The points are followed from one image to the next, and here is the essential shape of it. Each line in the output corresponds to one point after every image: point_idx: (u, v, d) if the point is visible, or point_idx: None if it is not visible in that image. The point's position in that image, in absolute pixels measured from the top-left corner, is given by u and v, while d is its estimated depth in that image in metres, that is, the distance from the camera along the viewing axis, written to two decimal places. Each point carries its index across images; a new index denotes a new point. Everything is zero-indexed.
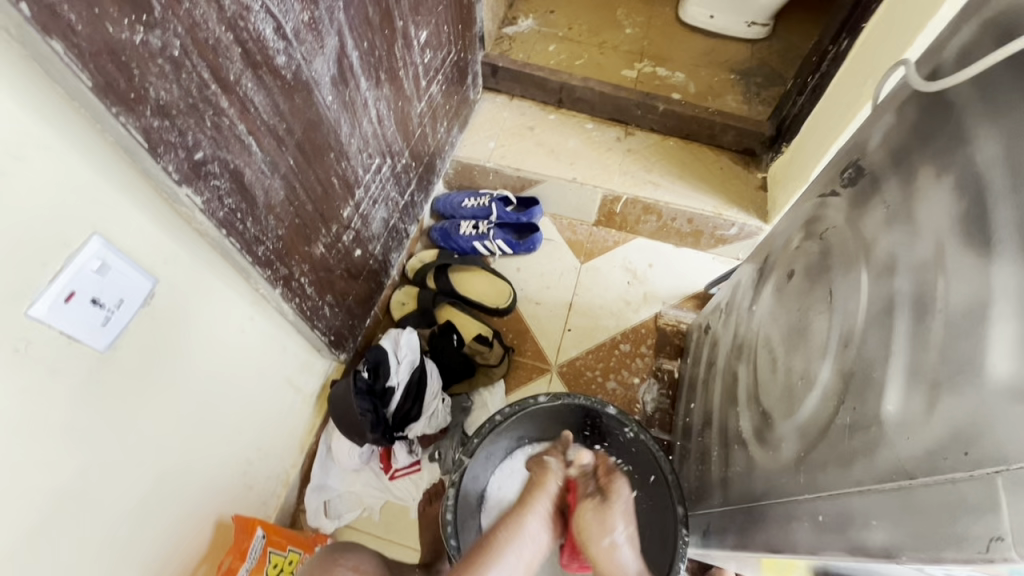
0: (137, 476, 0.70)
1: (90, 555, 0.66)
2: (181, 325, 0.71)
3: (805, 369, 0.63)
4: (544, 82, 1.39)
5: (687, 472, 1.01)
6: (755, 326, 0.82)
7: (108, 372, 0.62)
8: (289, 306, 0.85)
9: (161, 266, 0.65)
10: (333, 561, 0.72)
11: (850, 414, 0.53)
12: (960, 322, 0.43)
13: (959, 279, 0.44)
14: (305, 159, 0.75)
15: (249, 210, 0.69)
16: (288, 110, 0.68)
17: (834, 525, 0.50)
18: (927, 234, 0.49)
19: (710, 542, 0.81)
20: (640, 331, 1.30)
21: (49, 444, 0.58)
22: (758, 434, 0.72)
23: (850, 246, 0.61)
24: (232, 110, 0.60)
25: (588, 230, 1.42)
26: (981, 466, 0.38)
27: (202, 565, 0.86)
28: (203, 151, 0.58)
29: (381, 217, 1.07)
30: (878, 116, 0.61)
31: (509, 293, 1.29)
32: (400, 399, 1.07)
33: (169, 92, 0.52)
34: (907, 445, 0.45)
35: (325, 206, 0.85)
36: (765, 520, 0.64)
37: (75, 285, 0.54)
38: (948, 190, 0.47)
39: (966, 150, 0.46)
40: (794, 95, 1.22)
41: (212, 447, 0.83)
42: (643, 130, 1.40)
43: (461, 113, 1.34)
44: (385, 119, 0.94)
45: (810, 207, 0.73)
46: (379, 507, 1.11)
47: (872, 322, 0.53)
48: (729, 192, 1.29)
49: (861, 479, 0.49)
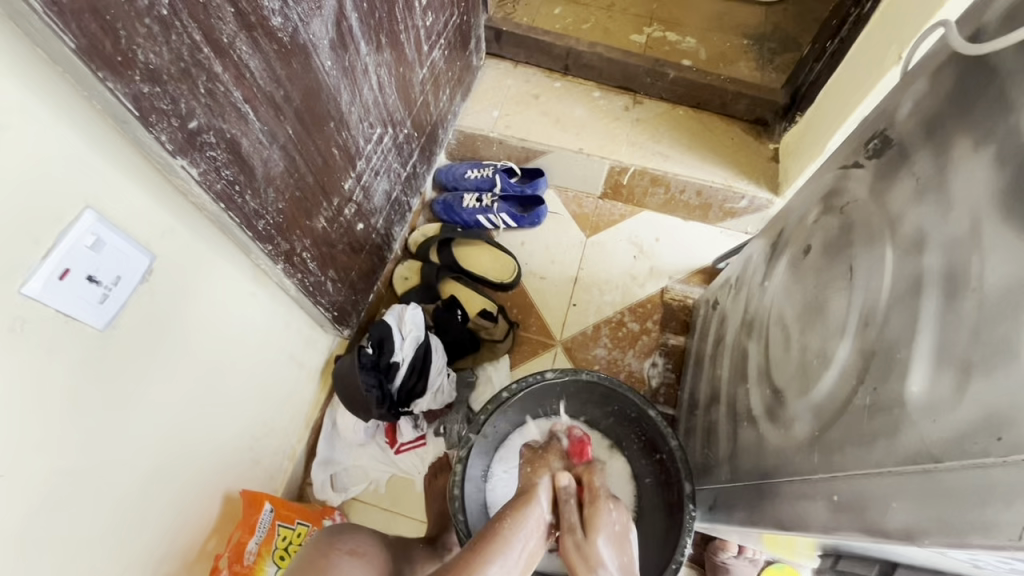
0: (141, 454, 0.69)
1: (100, 532, 0.66)
2: (181, 301, 0.69)
3: (821, 347, 0.62)
4: (550, 47, 1.34)
5: (692, 448, 1.01)
6: (766, 303, 0.80)
7: (107, 351, 0.60)
8: (291, 281, 0.83)
9: (159, 242, 0.63)
10: (329, 544, 0.70)
11: (871, 394, 0.52)
12: (997, 303, 0.41)
13: (997, 257, 0.42)
14: (304, 129, 0.72)
15: (248, 182, 0.66)
16: (285, 76, 0.65)
17: (854, 506, 0.49)
18: (960, 209, 0.47)
19: (716, 516, 0.82)
20: (647, 306, 1.29)
21: (49, 424, 0.56)
22: (769, 411, 0.71)
23: (874, 221, 0.58)
24: (226, 76, 0.57)
25: (594, 203, 1.39)
26: (1016, 452, 0.37)
27: (212, 540, 0.86)
28: (198, 120, 0.55)
29: (383, 189, 1.04)
30: (908, 84, 0.58)
31: (513, 268, 1.26)
32: (404, 374, 1.06)
33: (158, 56, 0.49)
34: (933, 428, 0.44)
35: (326, 177, 0.82)
36: (776, 497, 0.64)
37: (70, 262, 0.52)
38: (987, 163, 0.45)
39: (1010, 119, 0.44)
40: (811, 62, 1.17)
41: (218, 422, 0.83)
42: (653, 98, 1.35)
43: (463, 80, 1.29)
44: (386, 86, 0.90)
45: (830, 179, 0.70)
46: (384, 481, 1.11)
47: (896, 301, 0.51)
48: (740, 163, 1.26)
49: (881, 460, 0.48)
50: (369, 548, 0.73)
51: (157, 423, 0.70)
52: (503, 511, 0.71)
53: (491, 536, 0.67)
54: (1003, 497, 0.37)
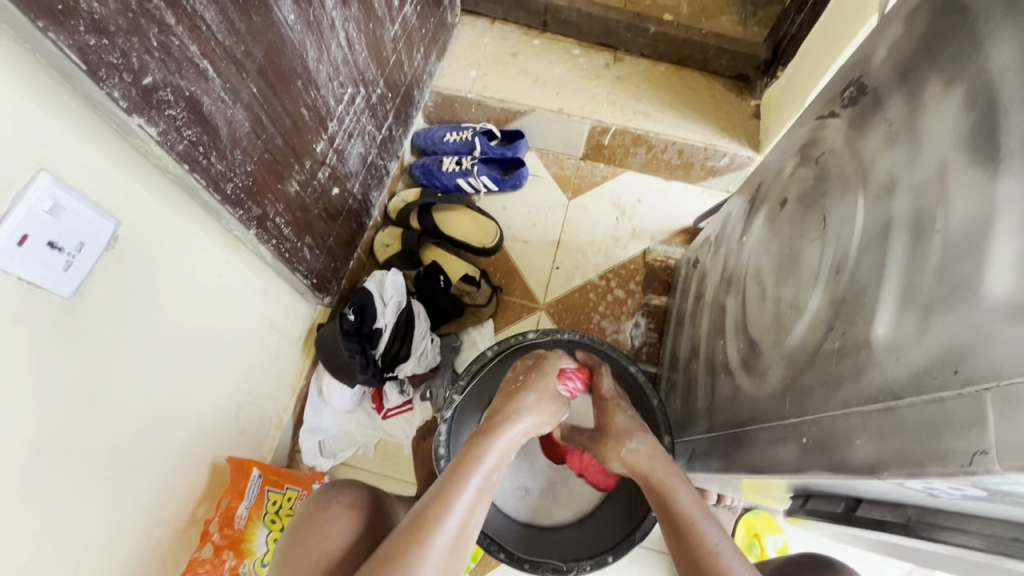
0: (121, 423, 0.69)
1: (85, 501, 0.66)
2: (152, 268, 0.68)
3: (795, 298, 0.63)
4: (527, 2, 1.29)
5: (673, 403, 1.03)
6: (744, 257, 0.81)
7: (75, 320, 0.59)
8: (266, 248, 0.82)
9: (124, 207, 0.61)
10: (328, 499, 0.70)
11: (839, 339, 0.53)
12: (961, 243, 0.42)
13: (961, 198, 0.42)
14: (269, 88, 0.69)
15: (212, 143, 0.64)
16: (245, 30, 0.62)
17: (820, 445, 0.51)
18: (929, 152, 0.47)
19: (695, 466, 0.85)
20: (630, 267, 1.29)
21: (18, 395, 0.55)
22: (745, 362, 0.72)
23: (848, 169, 0.58)
24: (180, 28, 0.54)
25: (576, 164, 1.38)
26: (972, 384, 0.38)
27: (202, 505, 0.88)
28: (152, 76, 0.53)
29: (358, 152, 1.01)
30: (885, 28, 0.57)
31: (495, 232, 1.26)
32: (387, 340, 1.06)
33: (103, 5, 0.46)
34: (896, 366, 0.45)
35: (297, 139, 0.79)
36: (749, 444, 0.66)
37: (28, 228, 0.50)
38: (955, 105, 0.45)
39: (979, 59, 0.43)
40: (793, 13, 1.15)
41: (201, 391, 0.83)
42: (633, 55, 1.32)
43: (438, 38, 1.25)
44: (355, 43, 0.87)
45: (808, 130, 0.70)
46: (373, 445, 1.13)
47: (867, 246, 0.52)
48: (721, 120, 1.25)
49: (847, 401, 0.49)
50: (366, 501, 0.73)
51: (135, 392, 0.70)
52: (471, 453, 0.64)
53: (460, 477, 0.61)
54: (953, 427, 0.38)
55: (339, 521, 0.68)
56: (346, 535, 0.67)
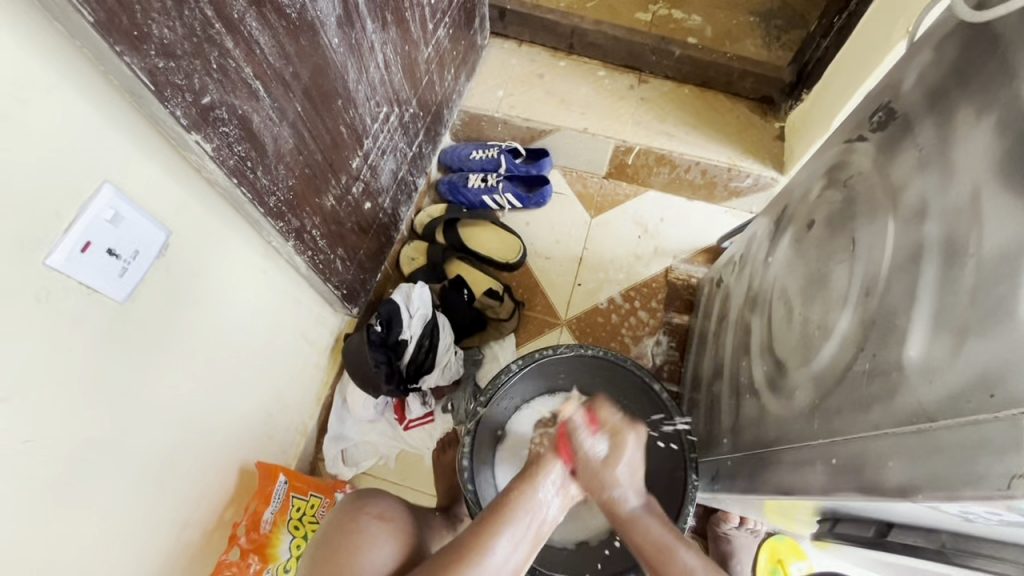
0: (160, 425, 0.72)
1: (124, 499, 0.69)
2: (195, 277, 0.71)
3: (823, 318, 0.63)
4: (554, 25, 1.33)
5: (696, 422, 1.02)
6: (770, 278, 0.81)
7: (128, 324, 0.62)
8: (301, 259, 0.85)
9: (175, 217, 0.65)
10: (359, 510, 0.72)
11: (870, 360, 0.53)
12: (995, 266, 0.42)
13: (996, 223, 0.43)
14: (313, 107, 0.73)
15: (259, 159, 0.67)
16: (294, 53, 0.65)
17: (849, 468, 0.51)
18: (962, 177, 0.47)
19: (718, 486, 0.85)
20: (652, 285, 1.30)
21: (71, 395, 0.58)
22: (771, 382, 0.72)
23: (877, 192, 0.59)
24: (237, 52, 0.57)
25: (600, 182, 1.39)
26: (1007, 408, 0.38)
27: (229, 509, 0.90)
28: (210, 96, 0.57)
29: (390, 169, 1.05)
30: (915, 54, 0.58)
31: (518, 247, 1.27)
32: (412, 352, 1.08)
33: (171, 31, 0.50)
34: (929, 389, 0.45)
35: (334, 155, 0.83)
36: (775, 465, 0.66)
37: (91, 236, 0.54)
38: (988, 132, 0.45)
39: (1011, 87, 0.44)
40: (818, 38, 1.16)
41: (234, 396, 0.85)
42: (658, 77, 1.35)
43: (468, 59, 1.29)
44: (392, 65, 0.90)
45: (835, 153, 0.71)
46: (394, 455, 1.14)
47: (897, 269, 0.52)
48: (745, 142, 1.26)
49: (878, 423, 0.49)
50: (396, 512, 0.75)
51: (170, 403, 0.72)
52: (507, 500, 0.66)
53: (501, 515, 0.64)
54: (991, 449, 0.38)
55: (365, 531, 0.70)
56: (373, 547, 0.68)
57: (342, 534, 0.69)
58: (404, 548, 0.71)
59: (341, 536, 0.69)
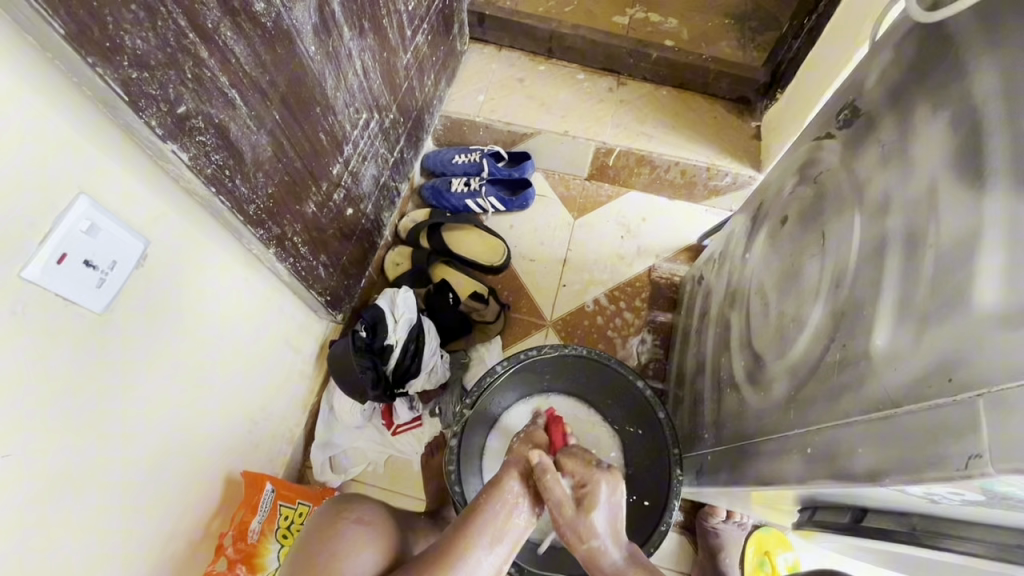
0: (143, 436, 0.71)
1: (106, 513, 0.68)
2: (174, 287, 0.70)
3: (797, 312, 0.65)
4: (533, 30, 1.35)
5: (681, 417, 1.04)
6: (747, 274, 0.83)
7: (107, 335, 0.62)
8: (283, 266, 0.85)
9: (152, 227, 0.65)
10: (339, 515, 0.72)
11: (840, 351, 0.54)
12: (952, 256, 0.44)
13: (951, 214, 0.44)
14: (291, 115, 0.73)
15: (237, 167, 0.67)
16: (270, 61, 0.66)
17: (822, 456, 0.53)
18: (920, 172, 0.49)
19: (703, 480, 0.86)
20: (635, 285, 1.31)
21: (49, 408, 0.57)
22: (750, 376, 0.74)
23: (844, 188, 0.61)
24: (212, 61, 0.58)
25: (582, 184, 1.41)
26: (965, 391, 0.40)
27: (215, 520, 0.89)
28: (186, 105, 0.57)
29: (371, 174, 1.05)
30: (876, 54, 0.60)
31: (502, 250, 1.28)
32: (398, 356, 1.07)
33: (145, 42, 0.50)
34: (894, 376, 0.47)
35: (314, 162, 0.83)
36: (755, 457, 0.67)
37: (66, 247, 0.54)
38: (943, 127, 0.47)
39: (963, 84, 0.46)
40: (789, 39, 1.20)
41: (217, 406, 0.85)
42: (636, 80, 1.37)
43: (448, 65, 1.30)
44: (370, 71, 0.91)
45: (805, 151, 0.72)
46: (382, 461, 1.14)
47: (864, 261, 0.54)
48: (722, 141, 1.28)
49: (849, 411, 0.51)
50: (375, 518, 0.75)
51: (149, 422, 0.72)
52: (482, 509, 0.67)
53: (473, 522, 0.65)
54: (950, 431, 0.40)
55: (346, 537, 0.70)
56: (355, 552, 0.68)
57: (324, 540, 0.69)
58: (385, 552, 0.71)
59: (324, 544, 0.69)
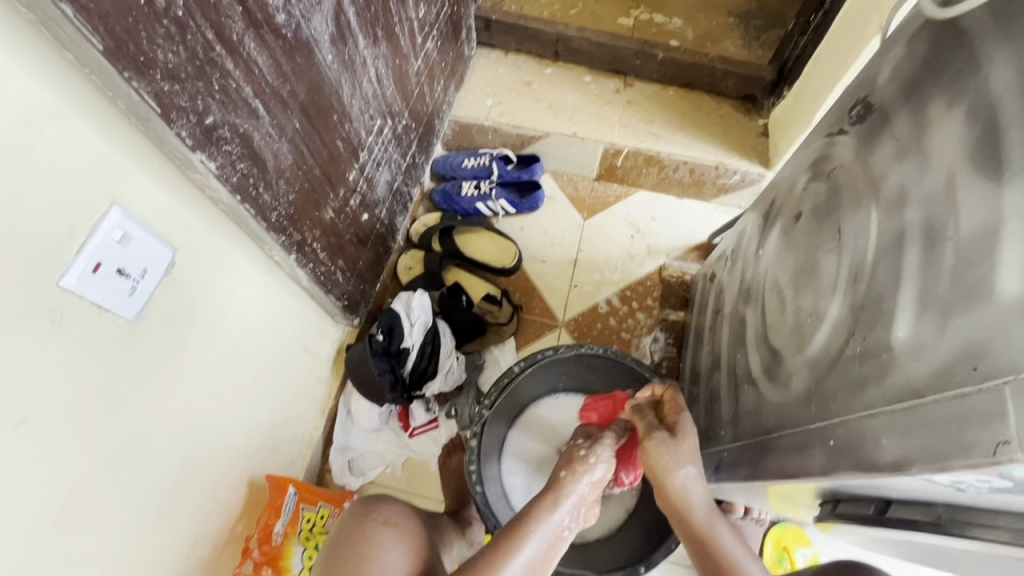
0: (171, 440, 0.72)
1: (138, 517, 0.69)
2: (200, 294, 0.71)
3: (814, 306, 0.65)
4: (539, 34, 1.36)
5: (697, 414, 1.04)
6: (761, 270, 0.83)
7: (138, 342, 0.64)
8: (303, 272, 0.86)
9: (179, 235, 0.66)
10: (366, 516, 0.73)
11: (861, 343, 0.55)
12: (972, 247, 0.44)
13: (971, 205, 0.45)
14: (310, 123, 0.75)
15: (261, 175, 0.69)
16: (291, 71, 0.67)
17: (846, 448, 0.53)
18: (937, 166, 0.50)
19: (722, 476, 0.86)
20: (646, 284, 1.32)
21: (84, 412, 0.59)
22: (768, 371, 0.74)
23: (860, 183, 0.61)
24: (237, 72, 0.59)
25: (590, 185, 1.42)
26: (990, 379, 0.40)
27: (240, 523, 0.90)
28: (213, 116, 0.58)
29: (385, 180, 1.07)
30: (888, 51, 0.61)
31: (513, 252, 1.29)
32: (415, 359, 1.09)
33: (175, 55, 0.52)
34: (917, 367, 0.47)
35: (331, 169, 0.84)
36: (776, 451, 0.67)
37: (101, 256, 0.55)
38: (959, 121, 0.48)
39: (978, 78, 0.47)
40: (796, 36, 1.21)
41: (240, 410, 0.86)
42: (643, 80, 1.38)
43: (456, 70, 1.31)
44: (384, 78, 0.93)
45: (818, 147, 0.73)
46: (400, 463, 1.15)
47: (882, 255, 0.55)
48: (731, 140, 1.29)
49: (872, 402, 0.51)
50: (403, 518, 0.75)
51: (177, 427, 0.73)
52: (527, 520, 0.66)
53: (517, 536, 0.65)
54: (976, 419, 0.40)
55: (377, 539, 0.71)
56: (384, 553, 0.70)
57: (354, 541, 0.70)
58: (413, 554, 0.72)
59: (357, 543, 0.70)
